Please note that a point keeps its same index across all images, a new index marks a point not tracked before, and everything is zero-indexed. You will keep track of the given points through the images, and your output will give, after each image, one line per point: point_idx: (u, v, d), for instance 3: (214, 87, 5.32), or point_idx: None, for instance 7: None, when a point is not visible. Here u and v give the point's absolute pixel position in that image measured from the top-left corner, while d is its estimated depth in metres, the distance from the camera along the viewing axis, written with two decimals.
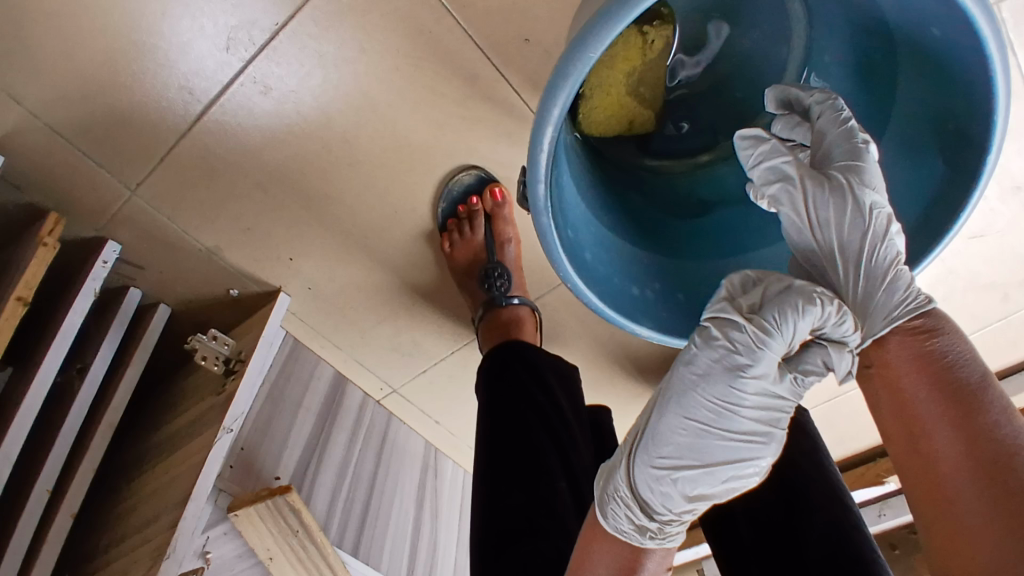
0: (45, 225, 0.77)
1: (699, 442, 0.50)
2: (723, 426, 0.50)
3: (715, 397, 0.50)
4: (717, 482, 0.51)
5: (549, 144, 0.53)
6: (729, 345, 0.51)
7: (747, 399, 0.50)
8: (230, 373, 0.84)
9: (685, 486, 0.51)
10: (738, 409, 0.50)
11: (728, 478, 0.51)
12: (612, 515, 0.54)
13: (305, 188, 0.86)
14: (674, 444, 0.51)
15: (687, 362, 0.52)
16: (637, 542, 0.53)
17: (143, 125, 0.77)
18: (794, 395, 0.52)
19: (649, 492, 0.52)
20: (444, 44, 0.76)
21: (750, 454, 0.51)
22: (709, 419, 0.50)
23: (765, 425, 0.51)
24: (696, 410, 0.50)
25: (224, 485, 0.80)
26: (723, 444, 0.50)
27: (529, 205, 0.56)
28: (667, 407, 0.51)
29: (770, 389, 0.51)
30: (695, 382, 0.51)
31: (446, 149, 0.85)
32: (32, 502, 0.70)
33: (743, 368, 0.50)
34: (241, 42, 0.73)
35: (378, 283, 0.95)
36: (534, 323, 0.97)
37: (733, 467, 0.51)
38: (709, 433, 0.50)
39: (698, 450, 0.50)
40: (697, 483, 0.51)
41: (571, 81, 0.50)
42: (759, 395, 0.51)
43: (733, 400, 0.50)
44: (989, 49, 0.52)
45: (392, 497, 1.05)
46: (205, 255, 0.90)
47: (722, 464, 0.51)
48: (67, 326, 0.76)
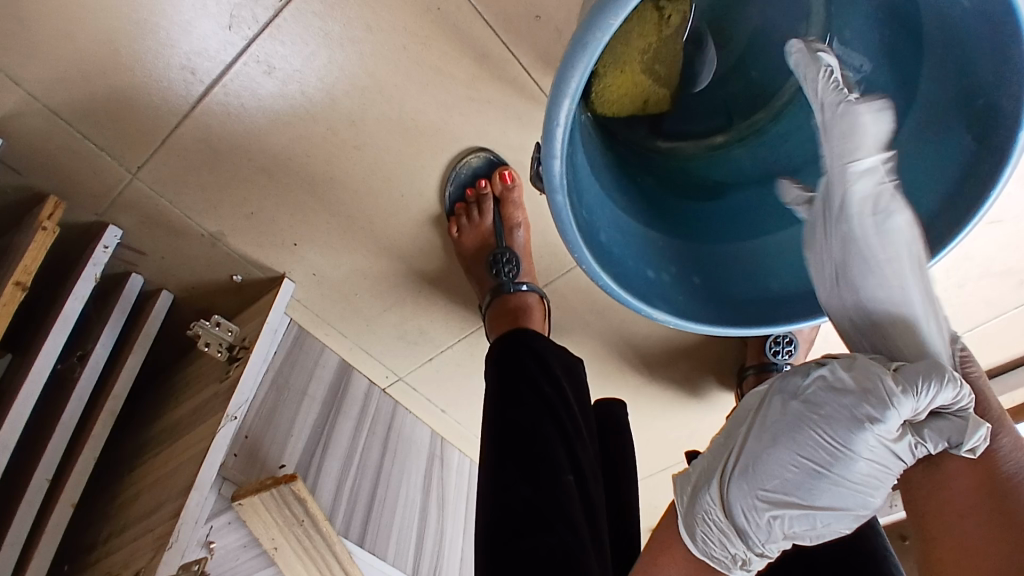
0: (44, 210, 0.76)
1: (810, 484, 0.46)
2: (839, 475, 0.45)
3: (835, 442, 0.45)
4: (818, 528, 0.48)
5: (565, 119, 0.51)
6: (861, 396, 0.45)
7: (870, 455, 0.45)
8: (233, 360, 0.82)
9: (785, 524, 0.48)
10: (858, 461, 0.45)
11: (829, 525, 0.47)
12: (700, 532, 0.52)
13: (308, 171, 0.84)
14: (781, 480, 0.47)
15: (808, 401, 0.47)
16: (725, 569, 0.52)
17: (144, 107, 0.75)
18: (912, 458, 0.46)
19: (744, 522, 0.49)
20: (453, 23, 0.74)
21: (857, 508, 0.46)
22: (823, 465, 0.46)
23: (879, 480, 0.46)
24: (815, 452, 0.46)
25: (228, 474, 0.78)
26: (835, 491, 0.46)
27: (545, 182, 0.54)
28: (779, 440, 0.47)
29: (895, 451, 0.45)
30: (817, 423, 0.46)
31: (453, 131, 0.83)
32: (32, 491, 0.69)
33: (871, 424, 0.44)
34: (244, 20, 0.71)
35: (383, 269, 0.94)
36: (543, 311, 0.95)
37: (839, 514, 0.47)
38: (821, 477, 0.46)
39: (807, 494, 0.46)
40: (796, 523, 0.48)
41: (590, 50, 0.47)
42: (884, 456, 0.45)
43: (855, 451, 0.45)
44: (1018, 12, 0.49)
45: (398, 486, 1.03)
46: (209, 241, 0.88)
47: (827, 509, 0.47)
48: (67, 311, 0.75)
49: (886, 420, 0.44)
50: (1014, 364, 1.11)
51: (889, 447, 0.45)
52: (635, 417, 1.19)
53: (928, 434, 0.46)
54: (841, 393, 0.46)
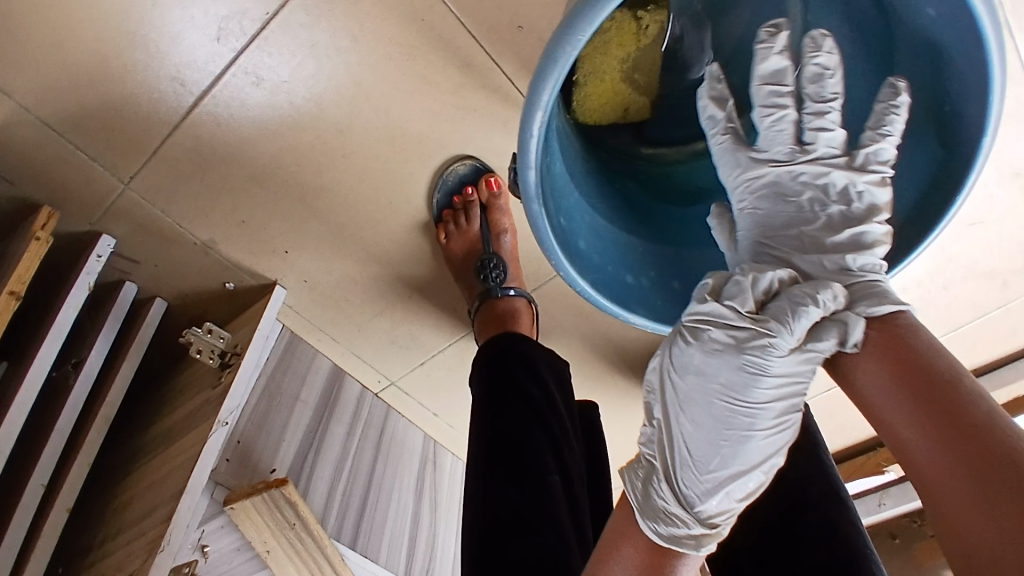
0: (38, 220, 0.77)
1: (740, 445, 0.49)
2: (758, 420, 0.49)
3: (744, 402, 0.49)
4: (763, 476, 0.51)
5: (539, 129, 0.52)
6: (744, 351, 0.49)
7: (773, 396, 0.49)
8: (225, 367, 0.84)
9: (737, 488, 0.50)
10: (766, 403, 0.49)
11: (770, 466, 0.50)
12: (664, 530, 0.50)
13: (297, 179, 0.85)
14: (717, 453, 0.49)
15: (705, 375, 0.50)
16: (694, 552, 0.50)
17: (135, 117, 0.77)
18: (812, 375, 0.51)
19: (699, 501, 0.50)
20: (437, 33, 0.75)
21: (786, 438, 0.50)
22: (742, 416, 0.49)
23: (792, 411, 0.50)
24: (730, 415, 0.49)
25: (220, 479, 0.79)
26: (762, 441, 0.49)
27: (520, 191, 0.55)
28: (699, 420, 0.49)
29: (791, 380, 0.50)
30: (721, 392, 0.49)
31: (440, 139, 0.84)
32: (27, 497, 0.70)
33: (762, 368, 0.49)
34: (233, 32, 0.72)
35: (373, 275, 0.95)
36: (531, 315, 0.96)
37: (773, 457, 0.50)
38: (746, 428, 0.49)
39: (741, 450, 0.49)
40: (745, 482, 0.50)
41: (561, 63, 0.48)
42: (784, 390, 0.50)
43: (761, 400, 0.49)
44: (983, 27, 0.50)
45: (391, 489, 1.04)
46: (201, 248, 0.89)
47: (762, 458, 0.50)
48: (61, 320, 0.76)
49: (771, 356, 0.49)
50: (999, 363, 1.13)
51: (785, 381, 0.50)
52: (626, 419, 1.20)
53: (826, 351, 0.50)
54: (728, 353, 0.49)
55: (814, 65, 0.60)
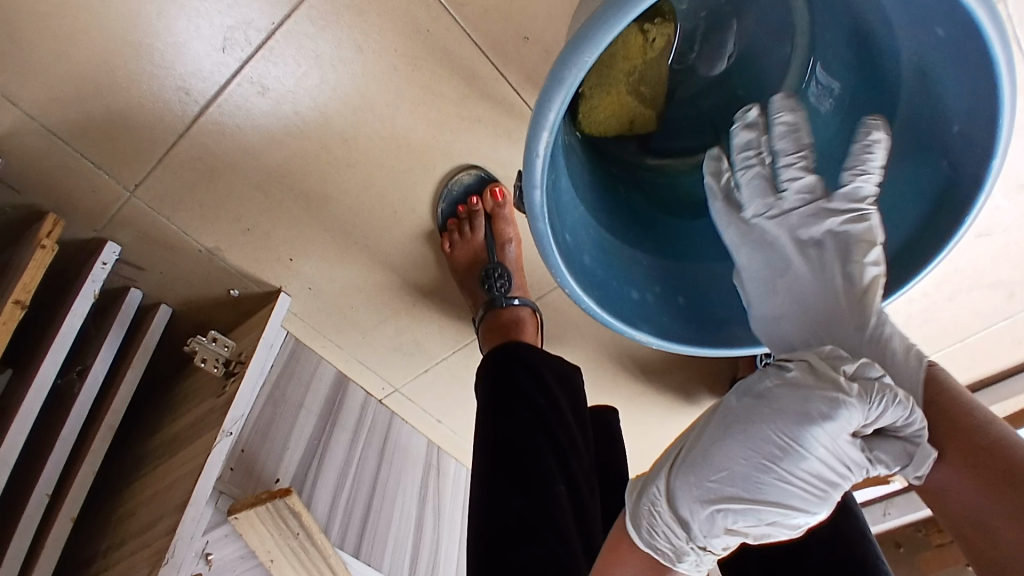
0: (43, 228, 0.77)
1: (758, 475, 0.46)
2: (790, 468, 0.46)
3: (787, 438, 0.46)
4: (767, 525, 0.47)
5: (545, 148, 0.52)
6: (818, 396, 0.46)
7: (817, 455, 0.46)
8: (230, 375, 0.84)
9: (730, 519, 0.47)
10: (810, 455, 0.46)
11: (779, 521, 0.47)
12: (645, 528, 0.51)
13: (302, 188, 0.85)
14: (727, 471, 0.47)
15: (767, 401, 0.48)
16: (670, 565, 0.50)
17: (140, 125, 0.77)
18: (862, 468, 0.47)
19: (689, 515, 0.49)
20: (442, 44, 0.75)
21: (807, 505, 0.46)
22: (778, 456, 0.46)
23: (826, 485, 0.46)
24: (765, 443, 0.46)
25: (224, 488, 0.80)
26: (782, 486, 0.46)
27: (525, 209, 0.55)
28: (730, 434, 0.48)
29: (839, 458, 0.46)
30: (768, 416, 0.47)
31: (445, 149, 0.84)
32: (32, 506, 0.71)
33: (824, 419, 0.46)
34: (237, 42, 0.72)
35: (377, 283, 0.95)
36: (535, 325, 0.96)
37: (785, 513, 0.46)
38: (773, 471, 0.46)
39: (755, 486, 0.46)
40: (741, 518, 0.47)
41: (567, 84, 0.48)
42: (829, 459, 0.46)
43: (805, 445, 0.46)
44: (994, 49, 0.50)
45: (395, 496, 1.05)
46: (206, 256, 0.89)
47: (774, 503, 0.46)
48: (66, 328, 0.76)
49: (841, 416, 0.45)
50: (1005, 375, 1.12)
51: (836, 449, 0.46)
52: (629, 426, 1.20)
53: (879, 454, 0.49)
54: (802, 389, 0.47)
55: (778, 124, 0.62)
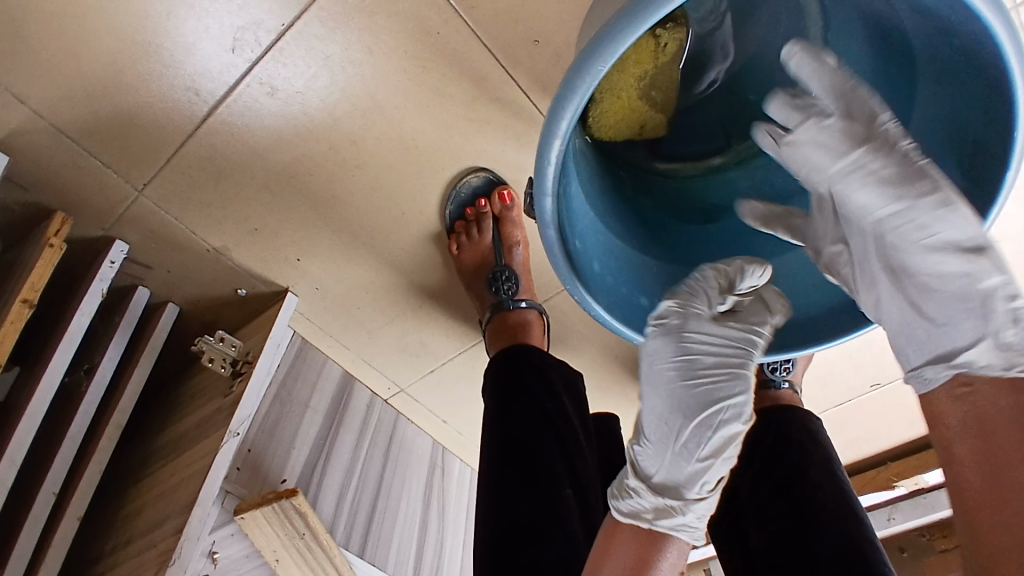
0: (52, 226, 0.77)
1: (676, 394, 0.53)
2: (691, 374, 0.53)
3: (675, 357, 0.54)
4: (716, 437, 0.52)
5: (556, 156, 0.52)
6: (676, 314, 0.56)
7: (703, 351, 0.54)
8: (236, 375, 0.84)
9: (686, 449, 0.52)
10: (700, 355, 0.54)
11: (721, 424, 0.53)
12: (623, 505, 0.53)
13: (310, 188, 0.85)
14: (658, 413, 0.53)
15: (650, 349, 0.56)
16: (657, 524, 0.51)
17: (149, 125, 0.77)
18: (744, 339, 0.56)
19: (652, 468, 0.53)
20: (451, 46, 0.75)
21: (728, 395, 0.53)
22: (676, 373, 0.53)
23: (731, 369, 0.54)
24: (664, 370, 0.54)
25: (231, 488, 0.80)
26: (697, 392, 0.53)
27: (536, 216, 0.55)
28: (646, 387, 0.55)
29: (722, 340, 0.55)
30: (654, 355, 0.55)
31: (453, 150, 0.84)
32: (39, 504, 0.71)
33: (686, 325, 0.55)
34: (247, 42, 0.72)
35: (384, 284, 0.95)
36: (542, 327, 0.95)
37: (716, 413, 0.53)
38: (682, 383, 0.53)
39: (681, 407, 0.53)
40: (692, 443, 0.52)
41: (579, 93, 0.48)
42: (715, 348, 0.55)
43: (688, 351, 0.54)
44: (1009, 57, 0.50)
45: (400, 495, 1.05)
46: (213, 255, 0.90)
47: (704, 411, 0.52)
48: (74, 327, 0.76)
49: (692, 313, 0.56)
50: None
51: (717, 336, 0.55)
52: (634, 428, 1.20)
53: (756, 317, 0.58)
54: (664, 324, 0.56)
55: None
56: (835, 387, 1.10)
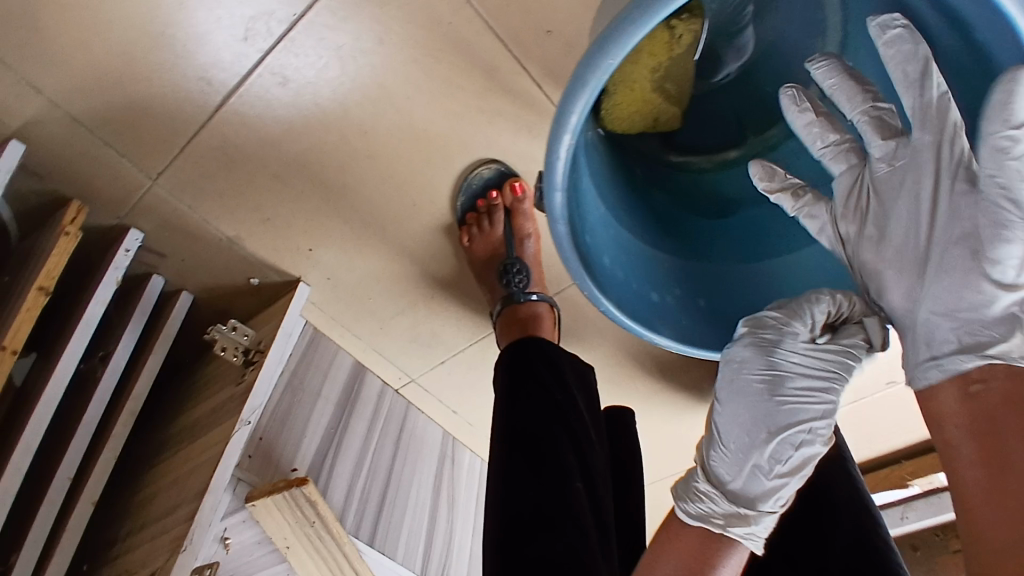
0: (67, 214, 0.78)
1: (762, 412, 0.53)
2: (781, 393, 0.54)
3: (762, 374, 0.54)
4: (799, 457, 0.53)
5: (566, 151, 0.51)
6: (769, 331, 0.55)
7: (793, 371, 0.54)
8: (249, 364, 0.84)
9: (765, 463, 0.53)
10: (791, 374, 0.54)
11: (802, 443, 0.53)
12: (692, 508, 0.55)
13: (321, 179, 0.85)
14: (739, 425, 0.54)
15: (736, 362, 0.55)
16: (721, 530, 0.54)
17: (162, 115, 0.77)
18: (839, 365, 0.55)
19: (727, 477, 0.55)
20: (463, 37, 0.74)
21: (816, 417, 0.54)
22: (766, 388, 0.54)
23: (821, 393, 0.54)
24: (751, 387, 0.54)
25: (243, 475, 0.81)
26: (785, 410, 0.53)
27: (546, 211, 0.55)
28: (728, 400, 0.55)
29: (814, 363, 0.55)
30: (740, 368, 0.55)
31: (465, 142, 0.83)
32: (54, 490, 0.72)
33: (774, 344, 0.55)
34: (259, 32, 0.72)
35: (394, 275, 0.95)
36: (553, 321, 0.95)
37: (800, 433, 0.53)
38: (770, 399, 0.53)
39: (764, 424, 0.53)
40: (772, 458, 0.53)
41: (589, 88, 0.47)
42: (806, 369, 0.55)
43: (779, 369, 0.54)
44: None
45: (410, 484, 1.05)
46: (226, 245, 0.90)
47: (789, 429, 0.53)
48: (89, 315, 0.77)
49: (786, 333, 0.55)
50: None
51: (809, 357, 0.55)
52: (646, 421, 1.19)
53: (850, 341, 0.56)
54: (752, 340, 0.55)
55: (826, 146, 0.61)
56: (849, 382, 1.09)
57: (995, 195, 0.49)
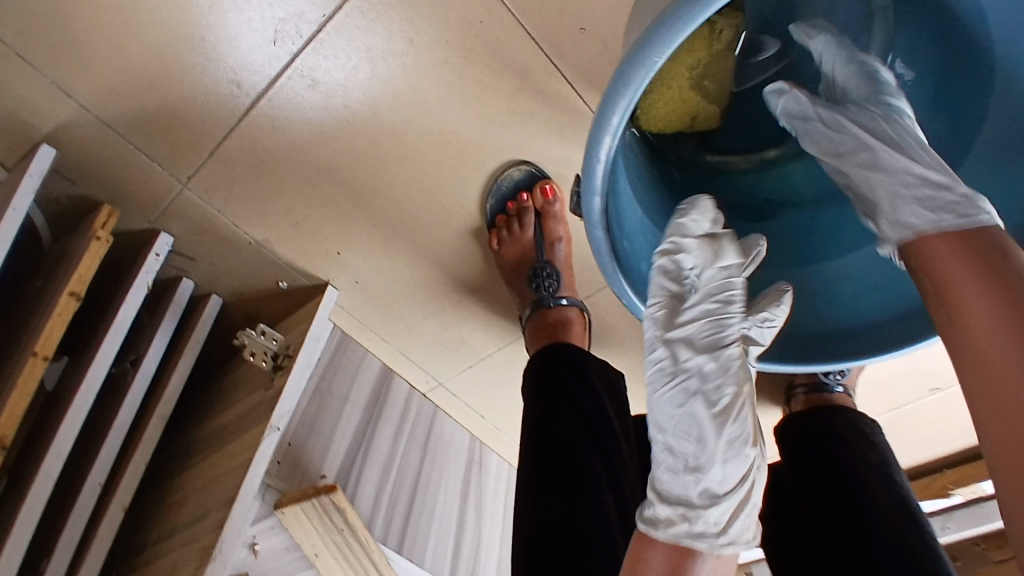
0: (99, 219, 0.78)
1: (673, 397, 0.52)
2: (680, 373, 0.52)
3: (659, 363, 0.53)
4: (709, 426, 0.50)
5: (606, 154, 0.50)
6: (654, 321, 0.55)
7: (686, 351, 0.53)
8: (277, 369, 0.84)
9: (693, 451, 0.50)
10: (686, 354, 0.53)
11: (717, 414, 0.50)
12: (642, 517, 0.51)
13: (350, 182, 0.84)
14: (660, 420, 0.52)
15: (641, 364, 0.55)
16: (664, 534, 0.49)
17: (192, 118, 0.76)
18: (722, 309, 0.55)
19: (664, 476, 0.51)
20: (494, 36, 0.72)
21: (718, 382, 0.51)
22: (664, 374, 0.52)
23: (717, 356, 0.52)
24: (653, 378, 0.53)
25: (272, 482, 0.79)
26: (688, 386, 0.52)
27: (582, 215, 0.53)
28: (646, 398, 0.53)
29: (699, 323, 0.54)
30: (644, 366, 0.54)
31: (496, 144, 0.82)
32: (85, 495, 0.72)
33: (660, 333, 0.54)
34: (289, 34, 0.71)
35: (422, 278, 0.93)
36: (583, 325, 0.93)
37: (709, 405, 0.50)
38: (674, 383, 0.52)
39: (668, 406, 0.51)
40: (694, 442, 0.50)
41: (632, 88, 0.45)
42: (694, 333, 0.54)
43: (670, 354, 0.53)
44: None
45: (437, 491, 1.04)
46: (255, 248, 0.90)
47: (696, 404, 0.51)
48: (120, 319, 0.77)
49: (666, 314, 0.55)
50: None
51: (696, 324, 0.54)
52: None
53: (722, 283, 0.55)
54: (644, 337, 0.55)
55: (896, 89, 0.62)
56: (890, 390, 1.05)
57: (827, 151, 0.57)
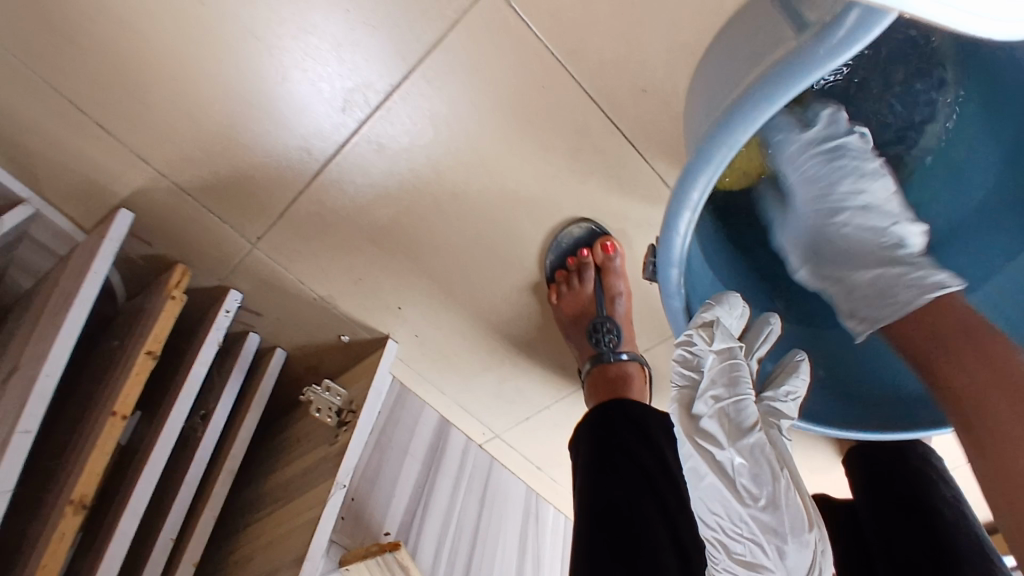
0: (174, 277, 0.82)
1: (718, 504, 0.55)
2: (719, 484, 0.54)
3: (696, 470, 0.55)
4: (759, 532, 0.53)
5: (685, 225, 0.51)
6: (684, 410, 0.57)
7: (717, 448, 0.54)
8: (342, 424, 0.85)
9: (746, 552, 0.54)
10: (719, 459, 0.54)
11: (760, 519, 0.53)
12: None
13: (411, 240, 0.86)
14: (710, 522, 0.56)
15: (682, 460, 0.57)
16: None
17: (263, 182, 0.80)
18: (736, 388, 0.56)
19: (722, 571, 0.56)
20: (555, 98, 0.74)
21: (753, 487, 0.53)
22: (702, 481, 0.55)
23: (746, 454, 0.53)
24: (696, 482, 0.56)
25: (337, 537, 0.81)
26: (729, 495, 0.54)
27: (660, 281, 0.56)
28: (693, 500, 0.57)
29: (717, 406, 0.55)
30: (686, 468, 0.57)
31: (555, 201, 0.83)
32: (158, 551, 0.73)
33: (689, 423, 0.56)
34: (357, 103, 0.74)
35: (481, 331, 0.94)
36: (644, 379, 0.93)
37: (751, 512, 0.53)
38: (717, 494, 0.54)
39: (715, 511, 0.55)
40: (743, 544, 0.54)
41: (713, 164, 0.47)
42: (715, 421, 0.55)
43: (704, 464, 0.54)
44: None
45: (495, 544, 1.03)
46: (319, 303, 0.92)
47: (740, 512, 0.53)
48: (192, 377, 0.79)
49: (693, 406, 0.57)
50: None
51: (717, 410, 0.55)
52: None
53: (733, 365, 0.57)
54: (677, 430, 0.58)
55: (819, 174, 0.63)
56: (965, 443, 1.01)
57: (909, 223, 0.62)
